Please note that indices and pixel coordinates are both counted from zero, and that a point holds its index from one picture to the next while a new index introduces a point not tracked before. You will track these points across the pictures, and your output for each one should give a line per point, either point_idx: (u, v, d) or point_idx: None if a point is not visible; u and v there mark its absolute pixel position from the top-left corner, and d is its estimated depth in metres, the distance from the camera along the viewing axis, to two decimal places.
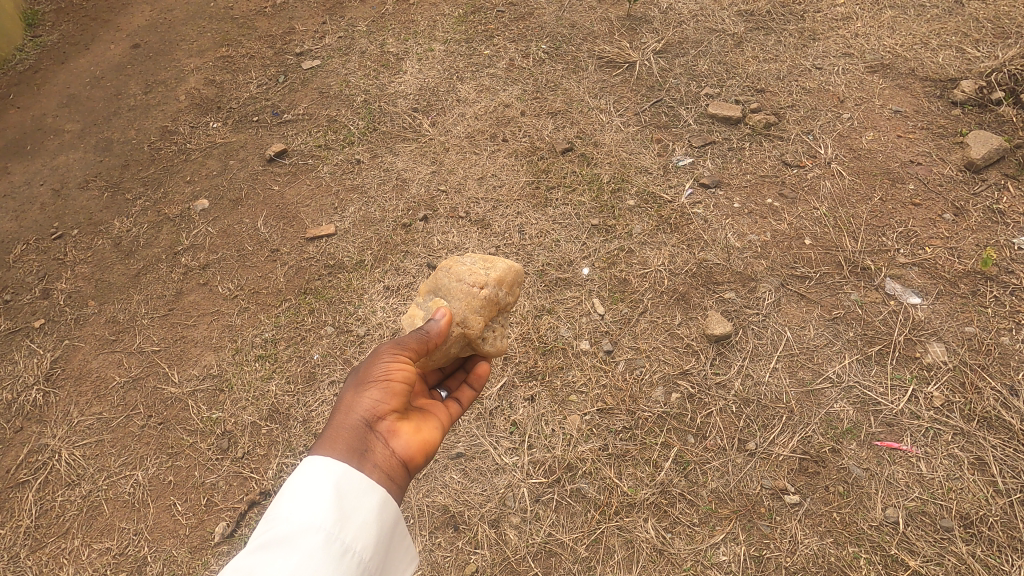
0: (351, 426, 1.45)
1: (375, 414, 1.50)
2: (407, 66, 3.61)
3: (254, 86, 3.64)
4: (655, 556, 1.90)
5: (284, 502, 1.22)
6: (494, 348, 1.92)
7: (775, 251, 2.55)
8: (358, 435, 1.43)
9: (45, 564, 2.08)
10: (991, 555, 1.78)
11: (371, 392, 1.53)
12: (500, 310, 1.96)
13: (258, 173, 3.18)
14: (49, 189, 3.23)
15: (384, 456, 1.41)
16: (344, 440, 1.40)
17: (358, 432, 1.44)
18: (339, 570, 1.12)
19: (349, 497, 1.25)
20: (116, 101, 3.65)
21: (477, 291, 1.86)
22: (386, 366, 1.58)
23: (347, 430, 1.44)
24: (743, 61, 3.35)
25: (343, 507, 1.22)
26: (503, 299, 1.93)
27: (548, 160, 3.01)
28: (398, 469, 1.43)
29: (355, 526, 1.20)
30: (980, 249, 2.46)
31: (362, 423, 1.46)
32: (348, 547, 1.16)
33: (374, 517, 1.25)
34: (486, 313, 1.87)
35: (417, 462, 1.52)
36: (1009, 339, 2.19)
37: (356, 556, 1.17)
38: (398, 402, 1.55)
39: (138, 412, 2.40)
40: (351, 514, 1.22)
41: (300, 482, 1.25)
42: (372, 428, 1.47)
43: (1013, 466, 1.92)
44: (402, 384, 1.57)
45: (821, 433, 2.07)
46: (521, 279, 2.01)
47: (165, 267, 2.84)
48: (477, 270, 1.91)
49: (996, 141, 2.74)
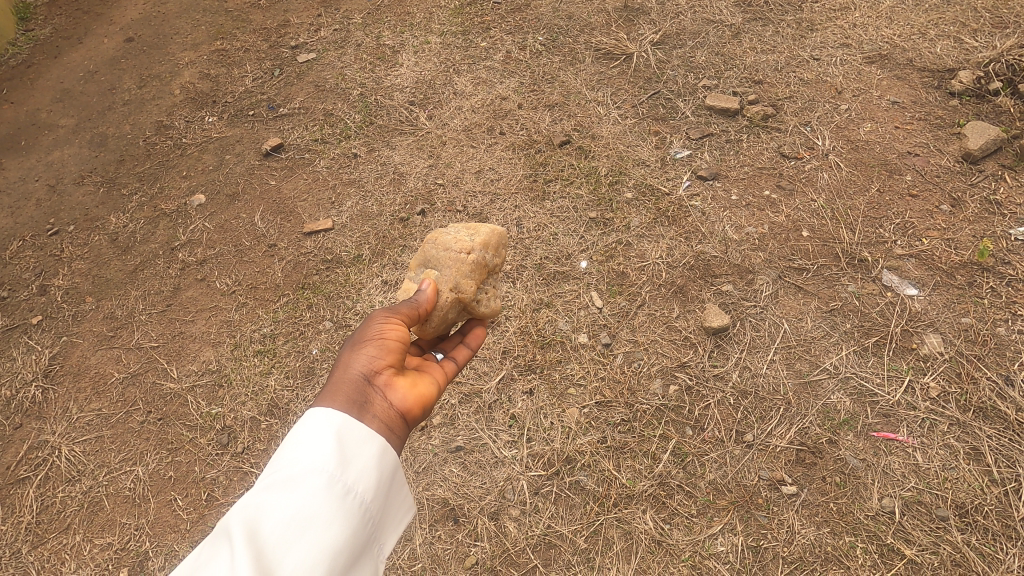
0: (350, 380, 1.45)
1: (372, 369, 1.50)
2: (403, 58, 3.59)
3: (250, 80, 3.62)
4: (654, 547, 1.91)
5: (286, 449, 1.20)
6: (488, 309, 1.95)
7: (773, 243, 2.55)
8: (357, 387, 1.43)
9: (47, 560, 2.09)
10: (986, 544, 1.80)
11: (367, 350, 1.54)
12: (489, 273, 1.98)
13: (255, 167, 3.17)
14: (44, 185, 3.22)
15: (383, 407, 1.42)
16: (343, 392, 1.40)
17: (358, 384, 1.44)
18: (341, 512, 1.11)
19: (351, 442, 1.23)
20: (110, 95, 3.63)
21: (465, 256, 1.87)
22: (380, 327, 1.59)
23: (346, 383, 1.44)
24: (740, 52, 3.34)
25: (345, 452, 1.20)
26: (491, 261, 1.95)
27: (545, 153, 3.01)
28: (397, 420, 1.43)
29: (356, 469, 1.19)
30: (977, 240, 2.46)
31: (360, 377, 1.46)
32: (350, 489, 1.15)
33: (376, 461, 1.23)
34: (476, 277, 1.89)
35: (415, 414, 1.52)
36: (1006, 330, 2.20)
37: (358, 498, 1.15)
38: (394, 357, 1.56)
39: (138, 408, 2.40)
40: (353, 458, 1.20)
41: (302, 429, 1.24)
42: (370, 382, 1.47)
43: (1008, 456, 1.94)
44: (397, 342, 1.58)
45: (818, 424, 2.08)
46: (505, 242, 2.03)
47: (162, 262, 2.83)
48: (462, 237, 1.92)
49: (994, 132, 2.74)
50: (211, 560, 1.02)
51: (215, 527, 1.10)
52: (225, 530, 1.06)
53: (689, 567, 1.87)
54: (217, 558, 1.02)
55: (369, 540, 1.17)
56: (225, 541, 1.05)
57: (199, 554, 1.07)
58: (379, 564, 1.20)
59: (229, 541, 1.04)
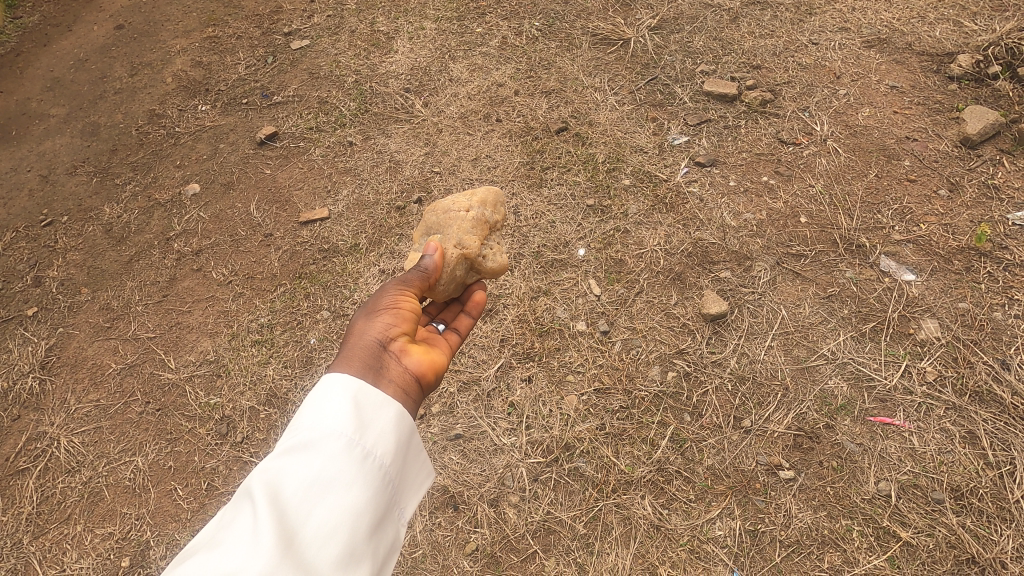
0: (365, 345, 1.45)
1: (388, 335, 1.52)
2: (398, 45, 3.55)
3: (243, 67, 3.58)
4: (652, 532, 1.93)
5: (304, 412, 1.20)
6: (495, 265, 1.95)
7: (771, 230, 2.55)
8: (373, 352, 1.44)
9: (48, 550, 2.09)
10: (981, 526, 1.82)
11: (382, 318, 1.55)
12: (491, 230, 2.04)
13: (250, 156, 3.14)
14: (36, 175, 3.18)
15: (397, 372, 1.43)
16: (359, 357, 1.40)
17: (373, 350, 1.45)
18: (361, 474, 1.11)
19: (368, 407, 1.22)
20: (101, 84, 3.58)
21: (465, 214, 1.96)
22: (393, 297, 1.63)
23: (361, 349, 1.44)
24: (738, 37, 3.30)
25: (362, 416, 1.19)
26: (491, 218, 2.03)
27: (542, 140, 2.98)
28: (412, 384, 1.45)
29: (374, 433, 1.18)
30: (975, 225, 2.46)
31: (376, 343, 1.48)
32: (368, 453, 1.15)
33: (394, 425, 1.23)
34: (479, 232, 1.95)
35: (428, 380, 1.54)
36: (1002, 314, 2.21)
37: (378, 462, 1.15)
38: (408, 325, 1.59)
39: (136, 398, 2.40)
40: (370, 422, 1.19)
41: (319, 394, 1.23)
42: (385, 348, 1.48)
43: (1003, 439, 1.95)
44: (411, 311, 1.62)
45: (816, 410, 2.09)
46: (501, 201, 2.13)
47: (157, 253, 2.81)
48: (459, 200, 2.02)
49: (992, 116, 2.73)
50: (236, 522, 1.04)
51: (239, 489, 1.12)
52: (248, 493, 1.08)
53: (688, 551, 1.89)
54: (240, 521, 1.04)
55: (389, 503, 1.17)
56: (249, 503, 1.06)
57: (224, 516, 1.09)
58: (401, 526, 1.21)
59: (251, 504, 1.05)
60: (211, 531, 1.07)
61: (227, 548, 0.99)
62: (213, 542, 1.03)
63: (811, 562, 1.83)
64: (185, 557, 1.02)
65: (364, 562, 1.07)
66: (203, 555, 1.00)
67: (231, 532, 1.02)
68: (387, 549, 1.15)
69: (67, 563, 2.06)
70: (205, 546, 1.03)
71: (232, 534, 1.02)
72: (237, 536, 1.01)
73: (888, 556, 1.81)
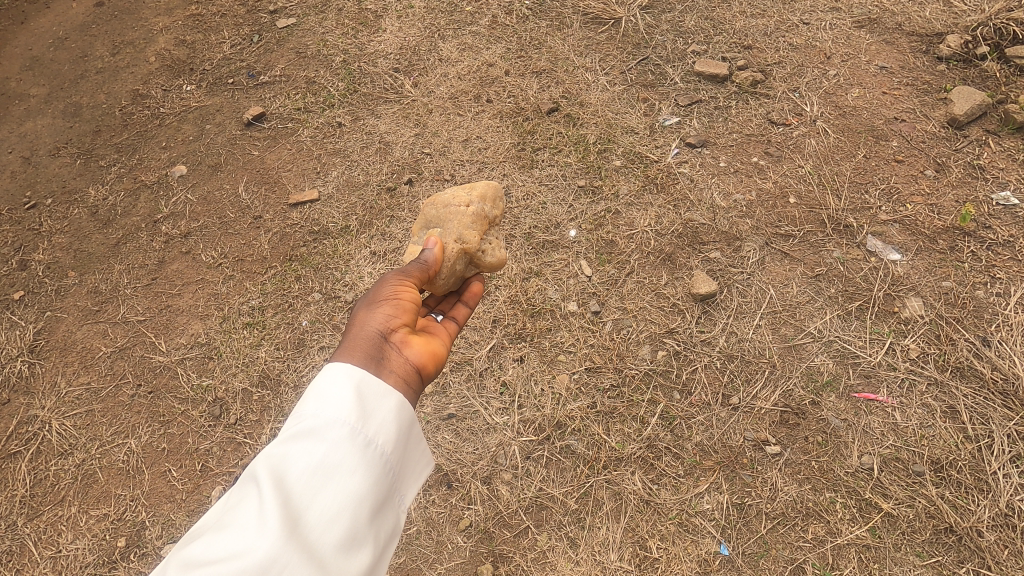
0: (366, 336, 1.46)
1: (388, 327, 1.53)
2: (386, 24, 3.50)
3: (227, 46, 3.51)
4: (642, 507, 1.97)
5: (308, 399, 1.21)
6: (494, 259, 1.98)
7: (760, 210, 2.57)
8: (374, 344, 1.45)
9: (43, 532, 2.10)
10: (959, 497, 1.88)
11: (382, 309, 1.56)
12: (490, 225, 2.05)
13: (237, 137, 3.10)
14: (18, 157, 3.12)
15: (399, 364, 1.44)
16: (360, 348, 1.41)
17: (375, 341, 1.46)
18: (363, 461, 1.12)
19: (370, 396, 1.23)
20: (82, 63, 3.50)
21: (465, 208, 1.95)
22: (393, 288, 1.63)
23: (363, 340, 1.45)
24: (730, 17, 3.29)
25: (365, 405, 1.20)
26: (490, 213, 2.03)
27: (533, 121, 2.97)
28: (413, 375, 1.46)
29: (376, 422, 1.19)
30: (959, 205, 2.50)
31: (376, 334, 1.48)
32: (371, 441, 1.16)
33: (395, 415, 1.24)
34: (479, 228, 1.96)
35: (428, 371, 1.55)
36: (984, 293, 2.26)
37: (379, 450, 1.16)
38: (408, 317, 1.59)
39: (127, 381, 2.39)
40: (372, 412, 1.20)
41: (321, 382, 1.23)
42: (386, 339, 1.49)
43: (982, 413, 2.01)
44: (412, 302, 1.62)
45: (802, 386, 2.13)
46: (500, 196, 2.12)
47: (145, 235, 2.78)
48: (459, 194, 2.01)
49: (979, 97, 2.75)
50: (242, 504, 1.06)
51: (245, 474, 1.13)
52: (254, 476, 1.09)
53: (676, 525, 1.94)
54: (247, 505, 1.05)
55: (390, 489, 1.18)
56: (255, 486, 1.08)
57: (230, 498, 1.11)
58: (401, 511, 1.23)
59: (258, 489, 1.07)
60: (218, 512, 1.09)
61: (234, 530, 1.01)
62: (221, 523, 1.05)
63: (795, 533, 1.89)
64: (195, 537, 1.05)
65: (365, 546, 1.09)
66: (212, 536, 1.02)
67: (238, 514, 1.04)
68: (388, 534, 1.16)
69: (63, 544, 2.07)
70: (213, 526, 1.05)
71: (240, 517, 1.04)
72: (245, 519, 1.03)
73: (870, 527, 1.87)
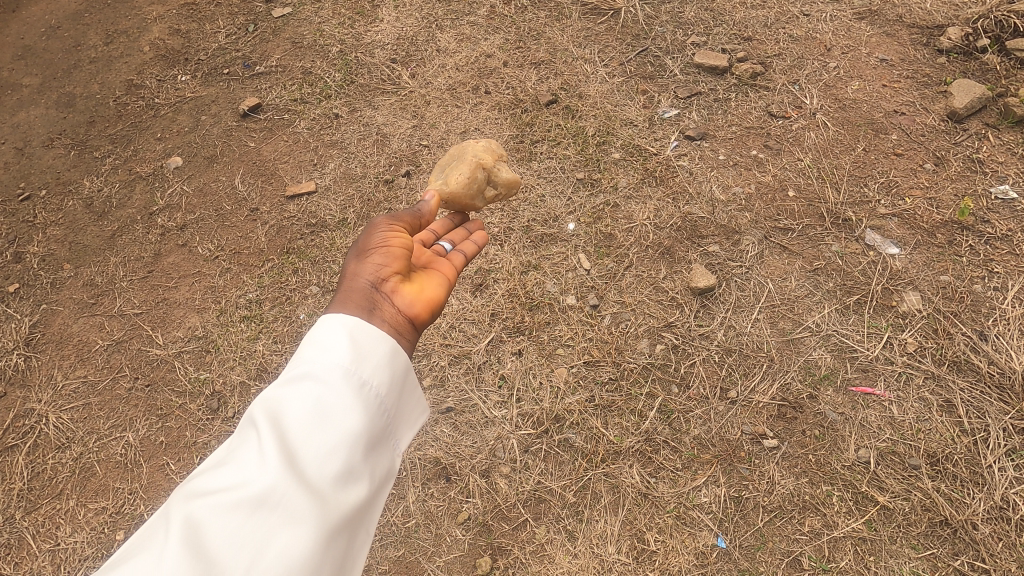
0: (358, 288, 1.47)
1: (380, 277, 1.52)
2: (383, 13, 3.46)
3: (222, 36, 3.47)
4: (640, 500, 1.98)
5: (305, 345, 1.20)
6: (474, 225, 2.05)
7: (759, 204, 2.56)
8: (366, 295, 1.45)
9: (41, 525, 2.09)
10: (954, 490, 1.89)
11: (374, 258, 1.56)
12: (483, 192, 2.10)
13: (233, 129, 3.07)
14: (11, 148, 3.09)
15: (390, 314, 1.44)
16: (352, 300, 1.41)
17: (366, 293, 1.46)
18: (358, 404, 1.12)
19: (365, 339, 1.22)
20: (75, 52, 3.46)
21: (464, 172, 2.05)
22: (383, 237, 1.62)
23: (355, 292, 1.46)
24: (730, 8, 3.26)
25: (359, 347, 1.19)
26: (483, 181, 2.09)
27: (532, 113, 2.95)
28: (404, 325, 1.47)
29: (371, 365, 1.18)
30: (958, 199, 2.49)
31: (367, 285, 1.49)
32: (365, 383, 1.15)
33: (390, 358, 1.22)
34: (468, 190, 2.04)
35: (423, 318, 1.56)
36: (982, 287, 2.26)
37: (375, 392, 1.16)
38: (400, 264, 1.58)
39: (125, 374, 2.39)
40: (367, 354, 1.19)
41: (317, 329, 1.23)
42: (378, 290, 1.49)
43: (978, 407, 2.02)
44: (402, 249, 1.60)
45: (799, 380, 2.14)
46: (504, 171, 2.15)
47: (141, 228, 2.76)
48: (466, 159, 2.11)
49: (979, 90, 2.73)
50: (242, 448, 1.07)
51: (244, 419, 1.14)
52: (253, 421, 1.10)
53: (674, 518, 1.94)
54: (245, 449, 1.07)
55: (386, 431, 1.18)
56: (254, 429, 1.09)
57: (230, 442, 1.12)
58: (400, 453, 1.22)
59: (256, 432, 1.08)
60: (219, 455, 1.10)
61: (234, 468, 1.03)
62: (221, 462, 1.06)
63: (792, 525, 1.90)
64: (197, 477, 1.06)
65: (361, 484, 1.09)
66: (210, 475, 1.04)
67: (237, 455, 1.06)
68: (385, 474, 1.16)
69: (62, 537, 2.07)
70: (214, 467, 1.07)
71: (238, 459, 1.05)
72: (243, 460, 1.04)
73: (865, 520, 1.88)
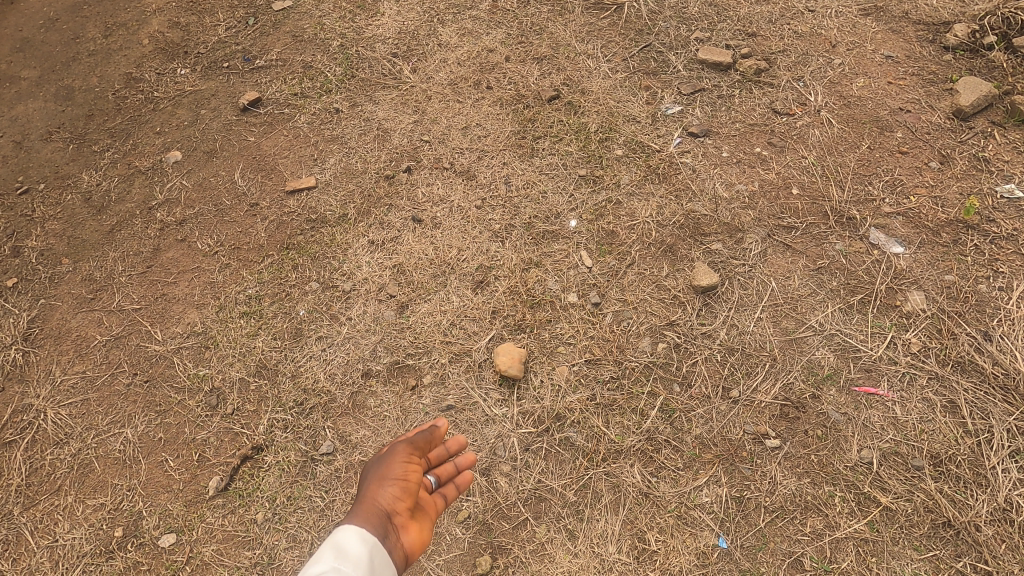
0: (375, 509, 1.45)
1: (394, 508, 1.50)
2: (384, 7, 3.44)
3: (222, 29, 3.44)
4: (641, 499, 1.97)
5: (327, 551, 1.27)
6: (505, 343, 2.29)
7: (763, 202, 2.54)
8: (381, 518, 1.43)
9: (40, 521, 2.08)
10: (957, 491, 1.87)
11: (389, 487, 1.55)
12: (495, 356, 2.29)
13: (232, 123, 3.05)
14: (9, 141, 3.06)
15: (398, 547, 1.40)
16: (370, 516, 1.41)
17: (382, 517, 1.43)
18: None
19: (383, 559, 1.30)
20: (74, 45, 3.43)
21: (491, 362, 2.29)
22: (402, 467, 1.62)
23: (370, 510, 1.44)
24: (734, 3, 3.24)
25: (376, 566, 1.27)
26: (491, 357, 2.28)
27: (534, 108, 2.93)
28: (403, 551, 1.41)
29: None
30: (964, 198, 2.47)
31: (383, 510, 1.46)
32: None
33: None
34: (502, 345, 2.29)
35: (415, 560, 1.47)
36: (987, 287, 2.24)
37: None
38: (411, 500, 1.56)
39: (123, 370, 2.37)
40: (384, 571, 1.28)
41: (339, 536, 1.31)
42: (390, 519, 1.46)
43: (982, 408, 2.00)
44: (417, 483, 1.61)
45: (802, 379, 2.12)
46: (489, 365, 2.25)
47: (140, 223, 2.74)
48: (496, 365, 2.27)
49: (986, 88, 2.70)
50: None
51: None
52: None
53: (675, 517, 1.93)
54: None
55: None
56: None
57: None
58: None
59: None
60: None
61: None
62: None
63: (794, 526, 1.89)
64: None
65: None
66: None
67: None
68: None
69: (60, 533, 2.06)
70: None
71: None
72: None
73: (868, 521, 1.87)
